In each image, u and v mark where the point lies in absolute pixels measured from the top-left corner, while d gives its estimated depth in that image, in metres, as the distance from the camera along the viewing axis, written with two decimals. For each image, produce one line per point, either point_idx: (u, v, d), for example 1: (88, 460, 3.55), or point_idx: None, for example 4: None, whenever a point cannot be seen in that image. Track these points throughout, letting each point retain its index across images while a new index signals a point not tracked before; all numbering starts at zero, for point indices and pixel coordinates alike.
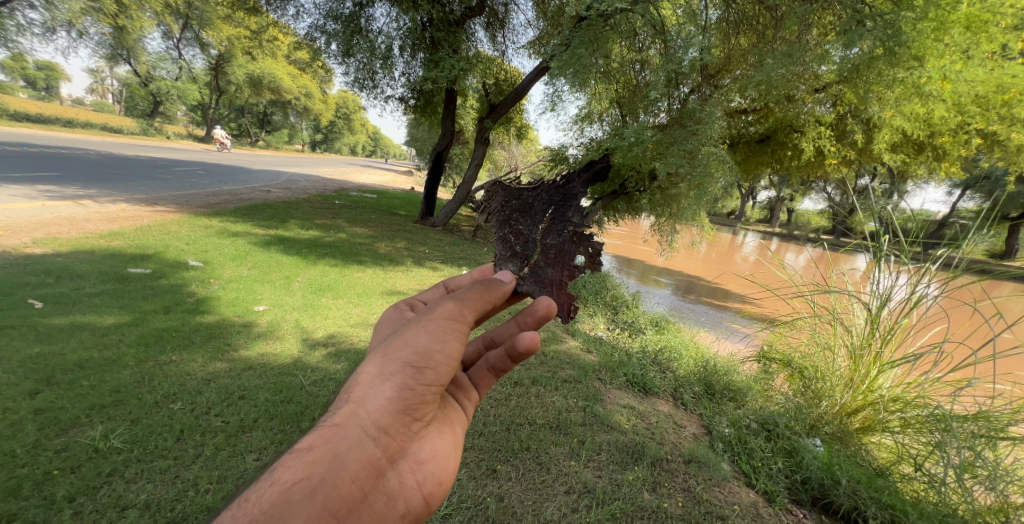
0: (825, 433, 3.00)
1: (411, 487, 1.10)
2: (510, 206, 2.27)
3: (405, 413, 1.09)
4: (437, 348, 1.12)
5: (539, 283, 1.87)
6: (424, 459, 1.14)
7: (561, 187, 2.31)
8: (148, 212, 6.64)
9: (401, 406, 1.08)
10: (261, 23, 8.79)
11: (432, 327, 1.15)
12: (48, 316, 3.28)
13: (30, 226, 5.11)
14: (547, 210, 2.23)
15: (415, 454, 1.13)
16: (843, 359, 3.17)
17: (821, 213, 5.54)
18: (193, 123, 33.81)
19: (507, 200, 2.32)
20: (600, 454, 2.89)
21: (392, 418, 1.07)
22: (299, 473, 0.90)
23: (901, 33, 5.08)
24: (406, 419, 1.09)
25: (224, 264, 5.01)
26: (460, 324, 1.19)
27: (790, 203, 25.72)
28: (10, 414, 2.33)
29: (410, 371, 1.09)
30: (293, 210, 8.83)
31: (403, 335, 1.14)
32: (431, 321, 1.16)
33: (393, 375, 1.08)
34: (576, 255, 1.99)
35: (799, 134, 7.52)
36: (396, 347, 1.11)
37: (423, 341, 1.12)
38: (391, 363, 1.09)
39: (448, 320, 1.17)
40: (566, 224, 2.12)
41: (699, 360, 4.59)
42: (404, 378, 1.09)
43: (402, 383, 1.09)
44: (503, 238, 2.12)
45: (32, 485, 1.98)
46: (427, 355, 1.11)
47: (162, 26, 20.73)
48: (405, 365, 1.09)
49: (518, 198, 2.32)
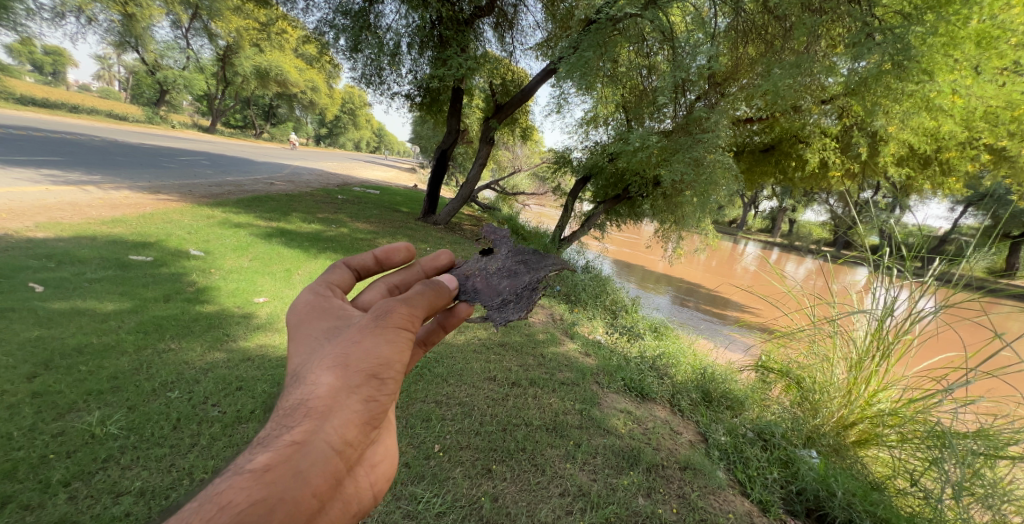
0: (823, 444, 3.02)
1: (364, 489, 1.12)
2: (512, 259, 2.11)
3: (369, 424, 1.09)
4: (396, 357, 1.15)
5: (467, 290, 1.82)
6: (376, 461, 1.17)
7: (528, 266, 2.07)
8: (150, 200, 6.64)
9: (365, 417, 1.08)
10: (271, 17, 8.81)
11: (390, 333, 1.16)
12: (49, 300, 3.28)
13: (33, 210, 5.11)
14: (509, 271, 2.03)
15: (368, 458, 1.15)
16: (841, 372, 3.14)
17: (823, 224, 5.55)
18: (197, 113, 33.86)
19: (515, 255, 2.15)
20: (597, 457, 2.88)
21: (354, 430, 1.07)
22: (255, 494, 0.86)
23: (910, 48, 5.10)
24: (369, 428, 1.10)
25: (226, 254, 5.01)
26: (413, 329, 1.21)
27: (793, 214, 25.84)
28: (8, 397, 2.33)
29: (371, 382, 1.10)
30: (296, 203, 8.81)
31: (360, 344, 1.14)
32: (388, 329, 1.17)
33: (355, 388, 1.08)
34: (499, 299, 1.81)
35: (804, 145, 7.53)
36: (355, 358, 1.11)
37: (385, 352, 1.14)
38: (354, 375, 1.09)
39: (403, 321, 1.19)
40: (510, 289, 1.90)
41: (697, 368, 4.58)
42: (366, 391, 1.09)
43: (365, 396, 1.09)
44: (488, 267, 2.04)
45: (28, 468, 1.97)
46: (387, 364, 1.13)
47: (172, 16, 20.74)
48: (368, 376, 1.09)
49: (517, 259, 2.12)
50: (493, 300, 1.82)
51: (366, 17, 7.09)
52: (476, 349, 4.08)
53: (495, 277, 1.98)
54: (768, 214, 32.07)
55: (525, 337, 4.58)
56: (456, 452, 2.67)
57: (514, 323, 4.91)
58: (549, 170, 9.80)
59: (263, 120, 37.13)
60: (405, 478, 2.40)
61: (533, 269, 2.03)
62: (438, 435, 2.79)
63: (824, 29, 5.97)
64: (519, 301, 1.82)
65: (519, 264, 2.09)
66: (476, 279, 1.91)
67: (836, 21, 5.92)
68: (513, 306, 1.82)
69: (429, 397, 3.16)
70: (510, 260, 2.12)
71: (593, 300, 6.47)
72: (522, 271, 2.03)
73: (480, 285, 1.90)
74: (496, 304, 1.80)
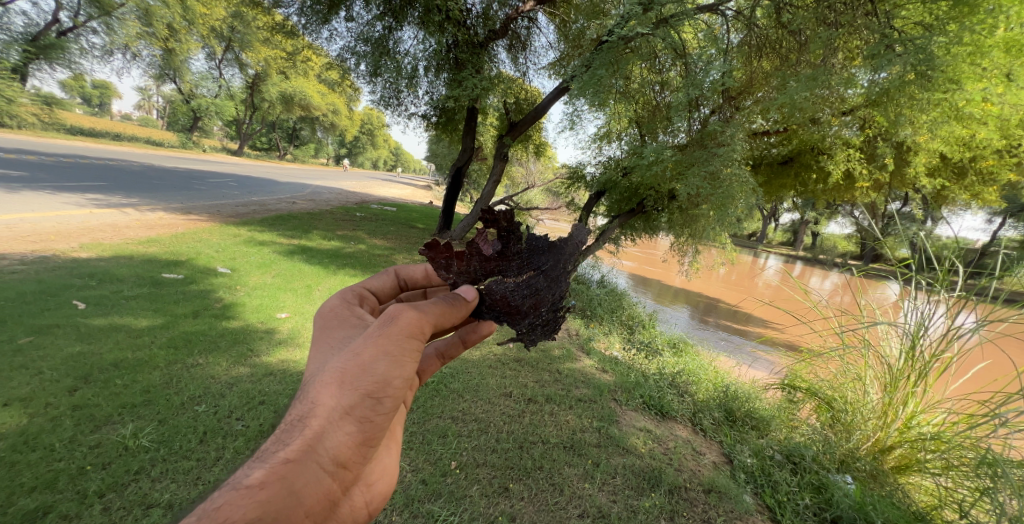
0: (858, 470, 2.87)
1: (360, 508, 1.14)
2: (529, 271, 1.98)
3: (364, 441, 1.11)
4: (396, 371, 1.15)
5: (495, 314, 1.79)
6: (373, 481, 1.19)
7: (544, 278, 2.00)
8: (183, 221, 6.94)
9: (360, 435, 1.09)
10: (297, 46, 9.25)
11: (392, 350, 1.16)
12: (89, 316, 3.44)
13: (78, 232, 5.42)
14: (529, 287, 1.93)
15: (365, 478, 1.17)
16: (876, 393, 3.01)
17: (850, 236, 5.39)
18: (227, 137, 35.68)
19: (530, 265, 2.00)
20: (616, 477, 2.79)
21: (349, 449, 1.08)
22: (252, 512, 0.84)
23: (934, 57, 4.98)
24: (363, 448, 1.11)
25: (250, 271, 5.18)
26: (417, 345, 1.22)
27: (815, 227, 25.30)
28: (51, 410, 2.43)
29: (368, 401, 1.11)
30: (317, 221, 9.06)
31: (362, 358, 1.14)
32: (392, 342, 1.17)
33: (351, 407, 1.09)
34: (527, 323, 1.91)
35: (827, 156, 7.31)
36: (354, 374, 1.12)
37: (384, 368, 1.14)
38: (351, 392, 1.09)
39: (409, 341, 1.20)
40: (534, 311, 1.93)
41: (719, 386, 4.41)
42: (363, 410, 1.11)
43: (361, 415, 1.10)
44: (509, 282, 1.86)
45: (68, 479, 2.04)
46: (387, 382, 1.13)
47: (207, 48, 22.09)
48: (364, 393, 1.10)
49: (534, 271, 1.99)
50: (522, 324, 1.87)
51: (385, 43, 7.35)
52: (492, 365, 4.04)
53: (516, 293, 1.85)
54: (789, 225, 31.17)
55: (540, 353, 4.51)
56: (473, 470, 2.63)
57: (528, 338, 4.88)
58: (562, 186, 9.86)
59: (288, 142, 38.68)
60: (422, 495, 2.37)
61: (549, 283, 2.03)
62: (455, 452, 2.76)
63: (840, 41, 5.92)
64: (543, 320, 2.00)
65: (533, 275, 1.98)
66: (500, 299, 1.77)
67: (853, 33, 5.89)
68: (540, 329, 2.02)
69: (446, 413, 3.15)
70: (524, 268, 1.98)
71: (609, 315, 6.38)
72: (540, 284, 1.96)
73: (502, 306, 1.79)
74: (525, 328, 1.90)
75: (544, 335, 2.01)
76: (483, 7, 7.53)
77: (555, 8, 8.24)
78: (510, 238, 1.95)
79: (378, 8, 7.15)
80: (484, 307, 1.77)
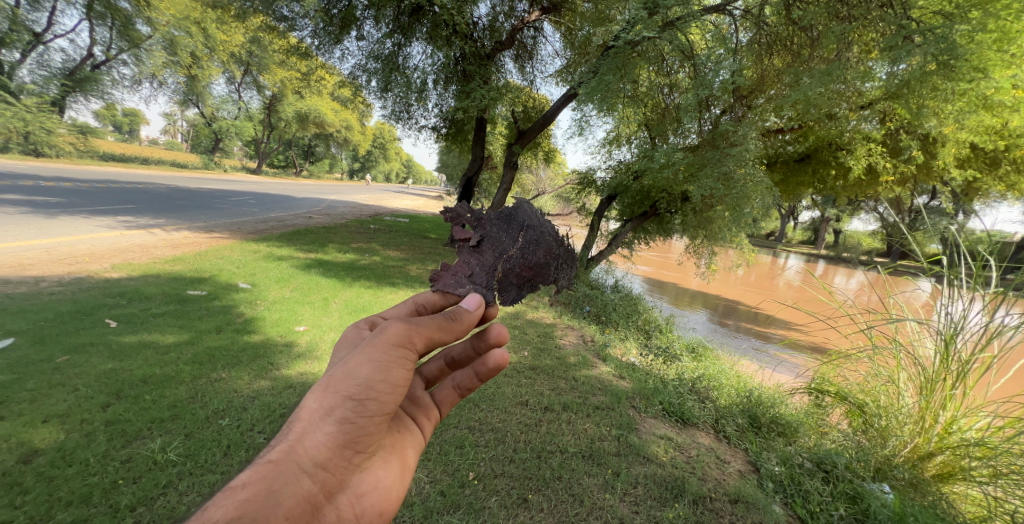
0: (896, 478, 2.70)
1: (347, 515, 1.19)
2: (521, 231, 2.01)
3: (346, 447, 1.15)
4: (380, 378, 1.16)
5: (523, 285, 1.89)
6: (363, 490, 1.23)
7: (534, 227, 2.04)
8: (206, 239, 7.18)
9: (341, 439, 1.14)
10: (310, 66, 9.55)
11: (378, 357, 1.17)
12: (120, 334, 3.58)
13: (110, 253, 5.67)
14: (531, 245, 1.98)
15: (354, 486, 1.22)
16: (911, 396, 2.88)
17: (874, 233, 5.20)
18: (247, 157, 36.97)
19: (518, 226, 2.02)
20: (637, 487, 2.72)
21: (330, 453, 1.13)
22: (231, 512, 0.91)
23: (957, 46, 4.81)
24: (345, 452, 1.16)
25: (269, 286, 5.32)
26: (405, 353, 1.21)
27: (837, 224, 24.55)
28: (86, 425, 2.52)
29: (350, 404, 1.14)
30: (332, 235, 9.25)
31: (348, 364, 1.16)
32: (377, 350, 1.18)
33: (332, 410, 1.12)
34: (552, 271, 2.00)
35: (846, 152, 7.10)
36: (340, 379, 1.14)
37: (367, 373, 1.15)
38: (333, 397, 1.12)
39: (396, 349, 1.20)
40: (549, 257, 2.00)
41: (742, 391, 4.28)
42: (345, 412, 1.14)
43: (342, 417, 1.14)
44: (515, 253, 1.92)
45: (101, 493, 2.11)
46: (369, 387, 1.15)
47: (227, 73, 23.04)
48: (345, 398, 1.13)
49: (523, 229, 2.02)
50: (549, 273, 1.99)
51: (395, 59, 7.48)
52: (507, 374, 4.01)
53: (526, 256, 1.94)
54: (810, 222, 30.35)
55: (556, 361, 4.46)
56: (491, 480, 2.61)
57: (543, 345, 4.83)
58: (573, 191, 9.84)
59: (304, 160, 39.79)
60: (441, 506, 2.35)
61: (540, 228, 2.07)
62: (472, 462, 2.74)
63: (854, 35, 5.81)
64: (562, 260, 2.08)
65: (525, 231, 2.01)
66: (518, 271, 1.88)
67: (868, 26, 5.77)
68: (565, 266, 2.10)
69: (462, 423, 3.13)
70: (514, 234, 1.99)
71: (625, 320, 6.29)
72: (536, 234, 2.03)
73: (523, 274, 1.90)
74: (555, 274, 2.00)
75: (571, 266, 2.11)
76: (490, 20, 7.83)
77: (560, 16, 8.16)
78: (484, 223, 2.00)
79: (387, 26, 7.35)
80: (514, 285, 1.87)
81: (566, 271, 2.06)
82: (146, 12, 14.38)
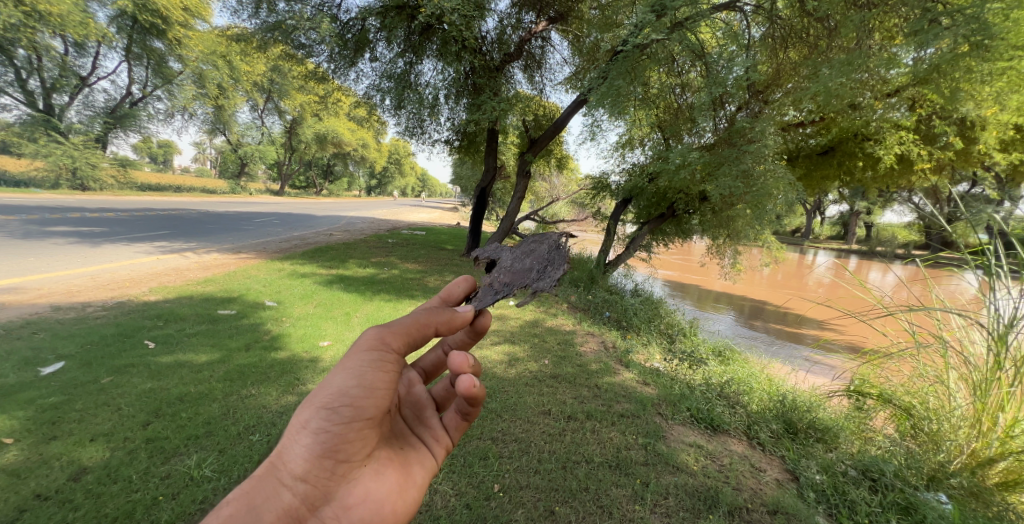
0: (953, 487, 2.50)
1: None
2: (522, 251, 2.01)
3: (326, 455, 1.21)
4: (352, 383, 1.24)
5: (498, 290, 1.72)
6: (352, 505, 1.21)
7: (535, 247, 2.01)
8: (234, 260, 7.47)
9: (320, 449, 1.21)
10: (327, 89, 9.90)
11: (352, 363, 1.26)
12: (158, 355, 3.73)
13: (147, 277, 5.96)
14: (523, 261, 1.92)
15: (342, 500, 1.21)
16: (964, 397, 2.68)
17: (909, 226, 4.95)
18: (270, 179, 38.44)
19: (523, 248, 2.04)
20: (668, 498, 2.62)
21: (310, 464, 1.20)
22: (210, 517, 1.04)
23: (989, 26, 4.54)
24: (326, 461, 1.21)
25: (294, 303, 5.47)
26: (375, 354, 1.28)
27: (867, 217, 23.43)
28: (128, 443, 2.62)
29: (324, 413, 1.22)
30: (352, 250, 9.46)
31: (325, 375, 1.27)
32: (349, 358, 1.27)
33: (307, 421, 1.21)
34: (535, 279, 1.76)
35: (873, 142, 6.81)
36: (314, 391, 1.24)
37: (338, 380, 1.23)
38: (307, 407, 1.22)
39: (368, 353, 1.28)
40: (535, 267, 1.83)
41: (774, 395, 4.10)
42: (319, 422, 1.22)
43: (317, 427, 1.21)
44: (507, 268, 1.89)
45: (143, 509, 2.18)
46: (341, 393, 1.22)
47: (251, 101, 24.22)
48: (319, 407, 1.21)
49: (527, 248, 2.03)
50: (530, 276, 1.78)
51: (407, 77, 7.71)
52: (528, 382, 3.96)
53: (516, 265, 1.89)
54: (838, 216, 29.09)
55: (577, 368, 4.38)
56: (517, 492, 2.56)
57: (565, 353, 4.76)
58: (588, 196, 9.78)
59: (323, 180, 41.05)
60: (467, 519, 2.32)
61: (542, 239, 2.03)
62: (497, 474, 2.70)
63: (875, 22, 5.63)
64: (554, 264, 1.82)
65: (529, 248, 2.02)
66: (500, 278, 1.81)
67: (890, 13, 5.56)
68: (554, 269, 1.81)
69: (485, 434, 3.09)
70: (517, 252, 2.03)
71: (647, 324, 6.14)
72: (537, 246, 2.00)
73: (508, 278, 1.80)
74: (535, 276, 1.76)
75: (560, 268, 1.79)
76: (498, 33, 7.90)
77: (567, 24, 8.33)
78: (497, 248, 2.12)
79: (398, 47, 7.53)
80: (495, 289, 1.72)
81: (554, 276, 1.74)
82: (177, 50, 15.43)
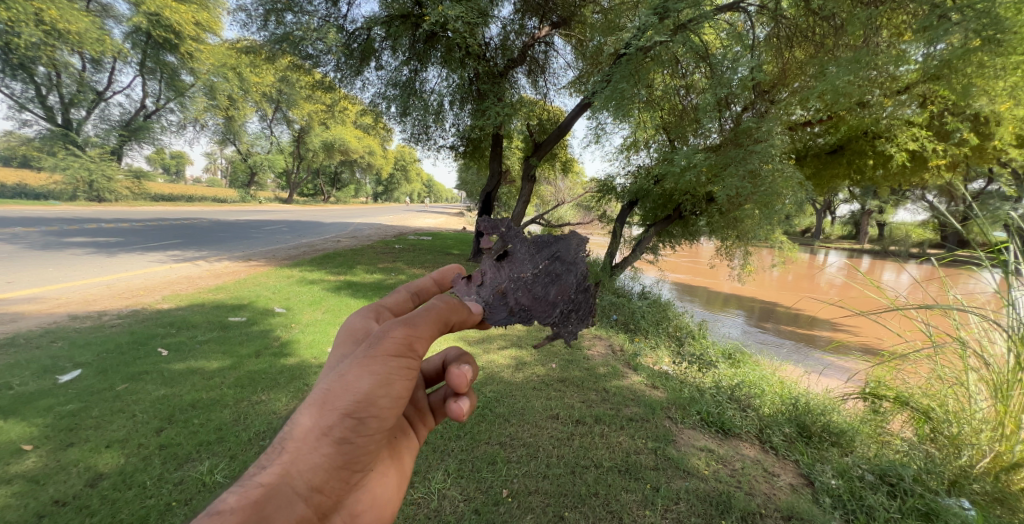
0: (976, 493, 2.43)
1: None
2: (546, 266, 1.97)
3: (344, 467, 1.19)
4: (381, 394, 1.21)
5: (515, 313, 1.77)
6: (359, 509, 1.26)
7: (561, 267, 1.96)
8: (244, 268, 7.57)
9: (339, 460, 1.18)
10: (334, 98, 10.04)
11: (378, 369, 1.20)
12: (171, 362, 3.78)
13: (159, 286, 6.06)
14: (546, 288, 1.91)
15: (350, 505, 1.24)
16: (985, 399, 2.61)
17: (922, 224, 4.86)
18: (279, 187, 38.97)
19: (548, 261, 2.00)
20: (679, 503, 2.58)
21: (326, 473, 1.15)
22: None
23: (1001, 20, 4.46)
24: (342, 471, 1.19)
25: (303, 309, 5.52)
26: (403, 362, 1.23)
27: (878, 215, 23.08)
28: (142, 450, 2.66)
29: (348, 421, 1.18)
30: (360, 256, 9.56)
31: (345, 378, 1.18)
32: (376, 362, 1.20)
33: (329, 429, 1.16)
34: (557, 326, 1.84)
35: (884, 139, 6.72)
36: (336, 395, 1.17)
37: (365, 388, 1.19)
38: (330, 414, 1.15)
39: (395, 360, 1.22)
40: (557, 306, 1.86)
41: (787, 398, 4.04)
42: (342, 431, 1.17)
43: (339, 436, 1.17)
44: (526, 286, 1.89)
45: (158, 515, 2.21)
46: (369, 402, 1.19)
47: (260, 111, 24.67)
48: (343, 415, 1.16)
49: (551, 262, 1.98)
50: (551, 315, 1.84)
51: (413, 84, 7.81)
52: (536, 387, 3.94)
53: (536, 286, 1.90)
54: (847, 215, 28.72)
55: (585, 372, 4.35)
56: (526, 498, 2.54)
57: (572, 356, 4.74)
58: (593, 199, 9.75)
59: (330, 187, 41.56)
60: None
61: (571, 263, 1.96)
62: (506, 479, 2.68)
63: (882, 20, 5.64)
64: (579, 311, 1.87)
65: (552, 261, 1.98)
66: (518, 297, 1.83)
67: (897, 9, 5.51)
68: (575, 316, 1.87)
69: (493, 438, 3.08)
70: (540, 260, 1.99)
71: (654, 327, 6.10)
72: (562, 269, 1.96)
73: (525, 299, 1.84)
74: (556, 320, 1.83)
75: (583, 320, 1.86)
76: (501, 39, 8.00)
77: (570, 29, 8.45)
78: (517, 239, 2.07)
79: (404, 55, 7.71)
80: (508, 309, 1.76)
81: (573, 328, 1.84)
82: (190, 63, 15.83)
